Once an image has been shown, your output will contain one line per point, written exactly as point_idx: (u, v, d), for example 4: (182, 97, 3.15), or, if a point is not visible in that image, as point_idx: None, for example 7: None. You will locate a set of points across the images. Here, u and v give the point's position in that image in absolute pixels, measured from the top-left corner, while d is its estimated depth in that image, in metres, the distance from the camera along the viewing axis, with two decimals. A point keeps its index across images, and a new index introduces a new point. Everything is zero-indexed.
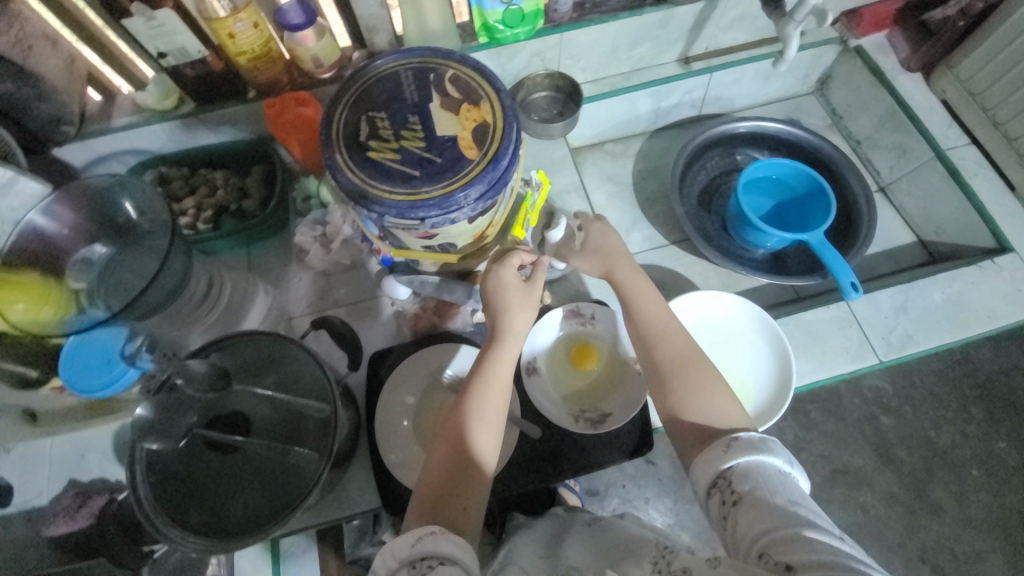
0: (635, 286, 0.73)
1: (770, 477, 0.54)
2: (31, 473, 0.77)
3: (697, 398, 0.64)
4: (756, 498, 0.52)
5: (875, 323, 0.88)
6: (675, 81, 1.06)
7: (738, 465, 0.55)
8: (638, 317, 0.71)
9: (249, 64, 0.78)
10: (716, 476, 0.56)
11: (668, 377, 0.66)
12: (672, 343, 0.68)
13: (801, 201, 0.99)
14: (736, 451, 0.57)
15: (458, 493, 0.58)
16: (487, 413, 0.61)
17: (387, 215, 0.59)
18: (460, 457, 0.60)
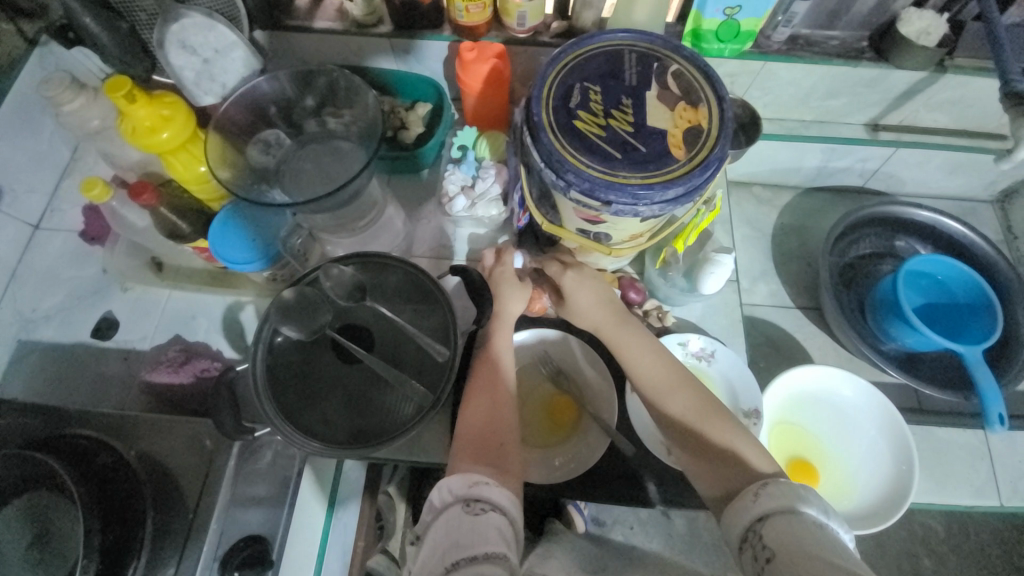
0: (617, 334, 0.70)
1: (809, 526, 0.47)
2: (143, 318, 0.82)
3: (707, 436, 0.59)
4: (789, 541, 0.46)
5: (1008, 465, 0.77)
6: (856, 144, 0.97)
7: (768, 513, 0.49)
8: (626, 364, 0.68)
9: (462, 5, 0.78)
10: (745, 528, 0.50)
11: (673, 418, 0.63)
12: (670, 402, 0.64)
13: (956, 310, 0.89)
14: (767, 499, 0.50)
15: (503, 452, 0.58)
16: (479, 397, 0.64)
17: (577, 187, 0.57)
18: (497, 423, 0.61)
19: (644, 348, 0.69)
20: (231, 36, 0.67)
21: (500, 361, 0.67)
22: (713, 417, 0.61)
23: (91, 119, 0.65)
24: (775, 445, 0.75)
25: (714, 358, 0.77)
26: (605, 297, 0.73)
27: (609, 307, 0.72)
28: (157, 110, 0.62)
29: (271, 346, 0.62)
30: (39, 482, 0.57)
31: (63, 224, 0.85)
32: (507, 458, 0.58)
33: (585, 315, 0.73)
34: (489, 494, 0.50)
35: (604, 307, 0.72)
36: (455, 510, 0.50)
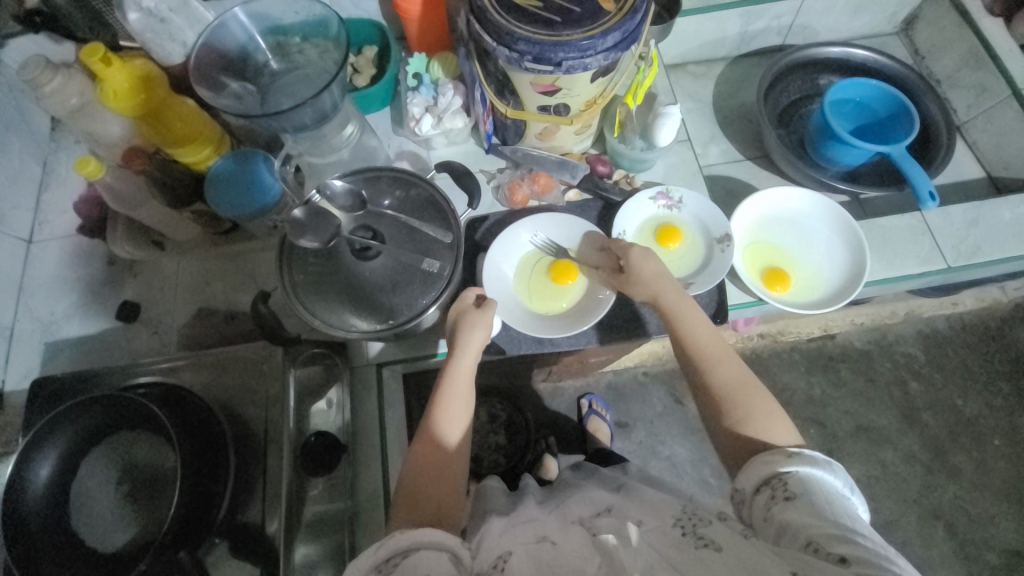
0: (682, 305, 0.69)
1: (828, 491, 0.49)
2: (159, 294, 0.85)
3: (740, 419, 0.59)
4: (812, 500, 0.48)
5: (946, 233, 0.89)
6: (767, 2, 1.07)
7: (793, 475, 0.51)
8: (673, 324, 0.68)
9: None
10: (771, 475, 0.52)
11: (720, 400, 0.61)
12: (714, 368, 0.63)
13: (882, 124, 1.00)
14: (793, 464, 0.52)
15: (442, 494, 0.58)
16: (432, 454, 0.60)
17: (529, 53, 0.65)
18: (446, 461, 0.60)
19: (699, 322, 0.68)
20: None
21: (450, 406, 0.63)
22: (745, 391, 0.61)
23: (71, 97, 0.69)
24: (748, 260, 0.86)
25: (683, 204, 0.87)
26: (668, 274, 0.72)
27: (669, 280, 0.71)
28: (125, 71, 0.67)
29: (291, 254, 0.70)
30: (119, 424, 0.64)
31: (53, 232, 0.90)
32: (442, 494, 0.58)
33: (642, 285, 0.72)
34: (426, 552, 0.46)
35: (666, 279, 0.71)
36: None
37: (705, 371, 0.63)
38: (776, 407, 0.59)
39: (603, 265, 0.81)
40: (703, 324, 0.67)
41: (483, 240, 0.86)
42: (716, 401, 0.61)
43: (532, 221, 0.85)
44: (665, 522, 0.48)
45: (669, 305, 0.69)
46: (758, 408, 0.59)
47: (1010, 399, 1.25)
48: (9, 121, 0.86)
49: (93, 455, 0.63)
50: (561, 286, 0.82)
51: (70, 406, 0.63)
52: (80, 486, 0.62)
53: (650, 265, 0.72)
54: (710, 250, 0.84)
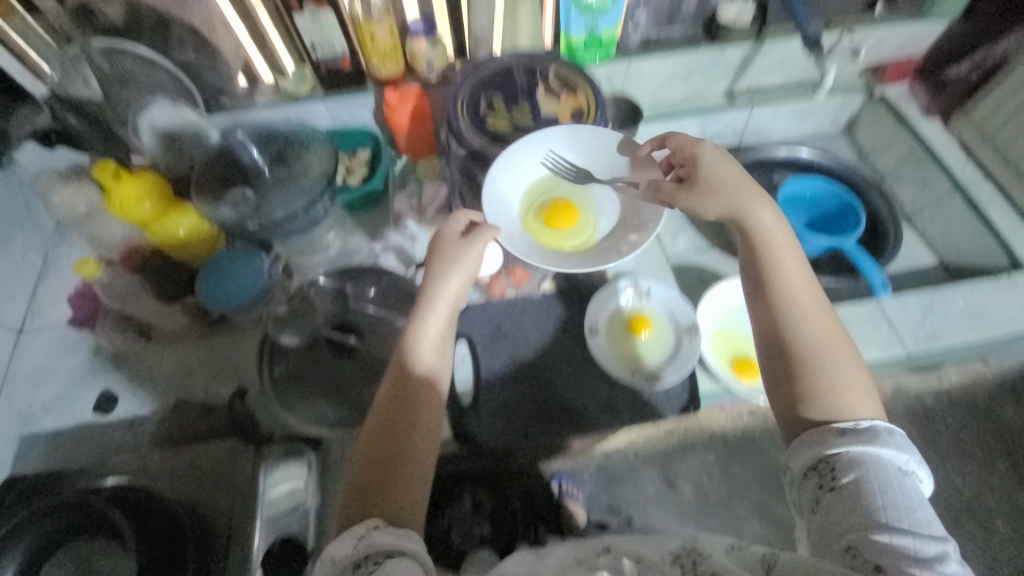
0: (773, 248, 0.68)
1: (885, 471, 0.51)
2: (139, 385, 0.86)
3: (807, 372, 0.61)
4: (860, 489, 0.50)
5: (904, 320, 0.94)
6: (720, 111, 1.19)
7: (845, 454, 0.54)
8: (762, 261, 0.68)
9: (380, 62, 0.96)
10: (817, 459, 0.55)
11: (796, 361, 0.62)
12: (804, 321, 0.64)
13: (834, 217, 1.08)
14: (847, 438, 0.54)
15: (403, 486, 0.55)
16: (409, 411, 0.60)
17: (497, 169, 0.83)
18: (413, 440, 0.58)
19: (797, 268, 0.68)
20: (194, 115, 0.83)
21: (422, 387, 0.61)
22: (831, 348, 0.62)
23: (78, 204, 0.76)
24: (717, 348, 0.89)
25: (651, 294, 0.91)
26: (764, 202, 0.71)
27: (771, 217, 0.70)
28: (163, 188, 0.78)
29: (272, 354, 0.72)
30: (79, 533, 0.63)
31: (44, 322, 0.92)
32: (407, 487, 0.55)
33: (713, 198, 0.72)
34: (390, 553, 0.47)
35: (758, 200, 0.71)
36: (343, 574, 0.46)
37: (796, 337, 0.63)
38: (861, 372, 0.61)
39: (641, 182, 0.83)
40: (803, 272, 0.67)
41: (462, 330, 0.89)
42: (796, 348, 0.62)
43: (535, 166, 0.85)
44: (665, 561, 0.47)
45: (762, 242, 0.69)
46: (844, 366, 0.61)
47: (1007, 481, 1.23)
48: (18, 218, 0.92)
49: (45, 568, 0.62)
50: (575, 214, 0.86)
51: (35, 509, 0.62)
52: None
53: (723, 187, 0.72)
54: (680, 340, 0.87)
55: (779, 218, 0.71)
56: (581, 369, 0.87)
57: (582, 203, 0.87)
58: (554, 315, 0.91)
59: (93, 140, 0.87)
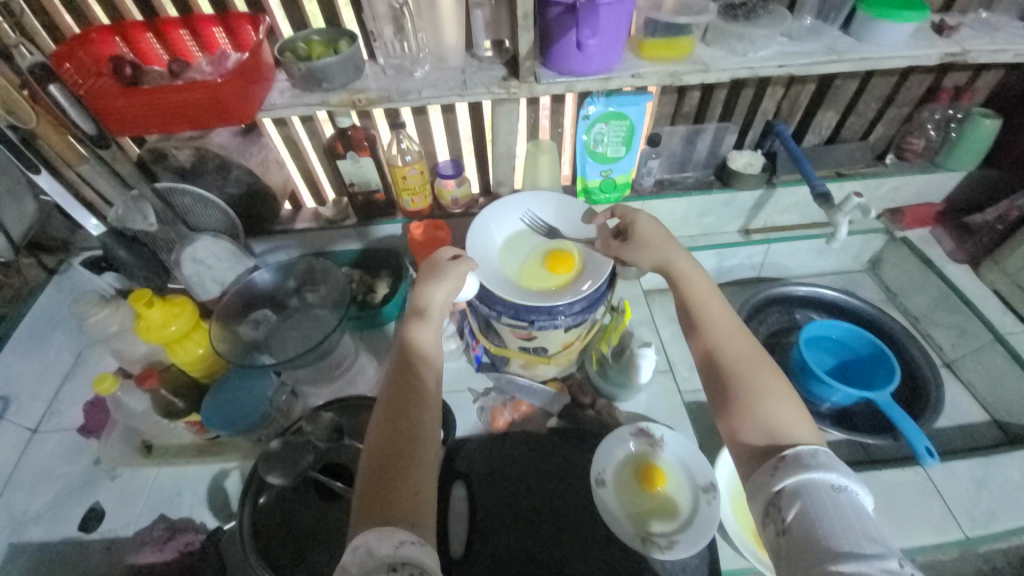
0: (693, 284, 0.75)
1: (821, 496, 0.51)
2: (128, 502, 0.84)
3: (748, 411, 0.62)
4: (807, 524, 0.50)
5: (955, 494, 0.84)
6: (736, 246, 1.21)
7: (787, 487, 0.53)
8: (690, 306, 0.74)
9: (409, 198, 1.04)
10: (767, 502, 0.54)
11: (731, 398, 0.64)
12: (720, 348, 0.69)
13: (864, 362, 1.02)
14: (786, 468, 0.54)
15: (415, 483, 0.55)
16: (395, 409, 0.61)
17: (505, 313, 0.76)
18: (420, 436, 0.59)
19: (709, 291, 0.75)
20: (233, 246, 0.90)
21: (424, 379, 0.65)
22: (759, 376, 0.65)
23: (111, 325, 0.80)
24: (739, 514, 0.81)
25: (664, 443, 0.85)
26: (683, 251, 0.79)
27: (678, 257, 0.78)
28: (197, 315, 0.83)
29: (259, 492, 0.70)
30: None
31: (57, 424, 0.94)
32: (418, 481, 0.55)
33: (642, 243, 0.80)
34: (419, 556, 0.47)
35: (678, 252, 0.78)
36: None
37: (720, 364, 0.68)
38: (793, 398, 0.62)
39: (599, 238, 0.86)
40: (730, 320, 0.71)
41: (461, 468, 0.85)
42: (726, 379, 0.66)
43: (516, 203, 0.91)
44: None
45: (686, 288, 0.75)
46: (770, 394, 0.63)
47: None
48: (63, 322, 0.99)
49: None
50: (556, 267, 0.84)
51: None
52: None
53: (660, 243, 0.79)
54: (696, 499, 0.79)
55: (706, 280, 0.76)
56: (585, 526, 0.79)
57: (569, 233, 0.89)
58: (558, 458, 0.86)
59: (137, 272, 0.87)
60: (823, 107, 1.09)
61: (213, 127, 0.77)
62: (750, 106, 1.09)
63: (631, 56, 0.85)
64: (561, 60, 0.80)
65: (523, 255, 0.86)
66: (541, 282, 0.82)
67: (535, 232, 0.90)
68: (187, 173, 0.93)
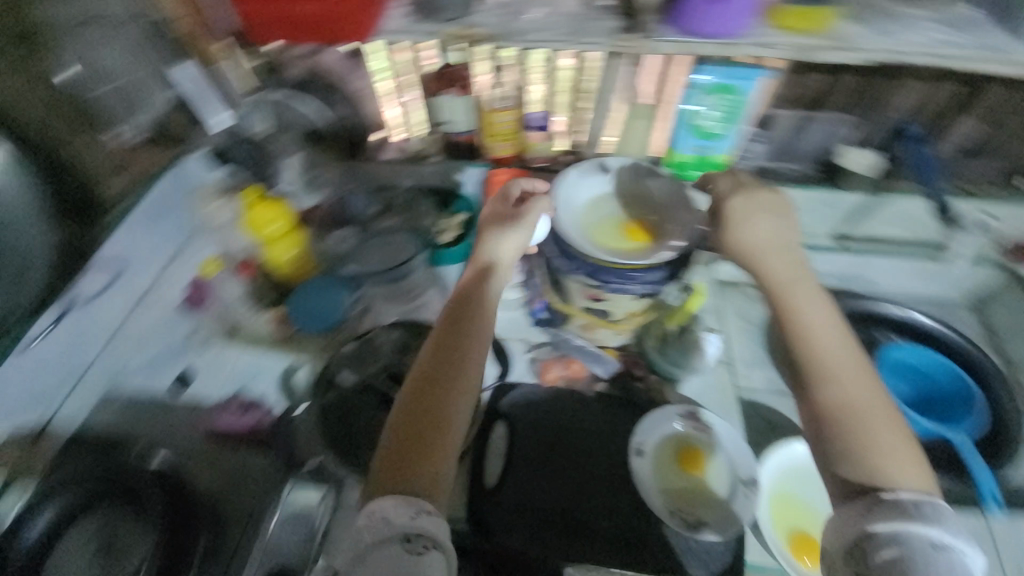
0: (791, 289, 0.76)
1: (919, 548, 0.55)
2: (212, 373, 0.95)
3: (849, 453, 0.65)
4: (899, 568, 0.55)
5: (1012, 546, 0.80)
6: (825, 252, 1.13)
7: (881, 532, 0.58)
8: (798, 323, 0.74)
9: (500, 143, 1.06)
10: (854, 538, 0.59)
11: (834, 430, 0.67)
12: (826, 378, 0.70)
13: (939, 396, 0.96)
14: (881, 515, 0.58)
15: (434, 455, 0.64)
16: (440, 385, 0.69)
17: (578, 270, 0.76)
18: (442, 420, 0.66)
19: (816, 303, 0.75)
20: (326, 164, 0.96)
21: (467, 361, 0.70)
22: (867, 413, 0.67)
23: (220, 216, 0.95)
24: (775, 515, 0.80)
25: (710, 429, 0.84)
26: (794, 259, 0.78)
27: (796, 276, 0.77)
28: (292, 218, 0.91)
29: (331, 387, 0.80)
30: None
31: None
32: (434, 460, 0.64)
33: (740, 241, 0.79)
34: (430, 528, 0.57)
35: (777, 264, 0.77)
36: (393, 546, 0.55)
37: (825, 394, 0.69)
38: (908, 442, 0.65)
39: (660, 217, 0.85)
40: (830, 338, 0.72)
41: (505, 409, 0.88)
42: (826, 412, 0.68)
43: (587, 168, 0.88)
44: None
45: (797, 308, 0.75)
46: (872, 428, 0.66)
47: None
48: None
49: (76, 524, 0.76)
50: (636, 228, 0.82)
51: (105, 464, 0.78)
52: (60, 548, 0.75)
53: (771, 251, 0.78)
54: (732, 490, 0.79)
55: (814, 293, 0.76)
56: (617, 490, 0.81)
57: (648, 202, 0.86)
58: (602, 422, 0.88)
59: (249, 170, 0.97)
60: (964, 113, 0.98)
61: (339, 41, 0.84)
62: (879, 101, 0.99)
63: (760, 24, 0.79)
64: (686, 17, 0.76)
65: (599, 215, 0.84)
66: (614, 246, 0.79)
67: (614, 198, 0.87)
68: (299, 86, 0.98)
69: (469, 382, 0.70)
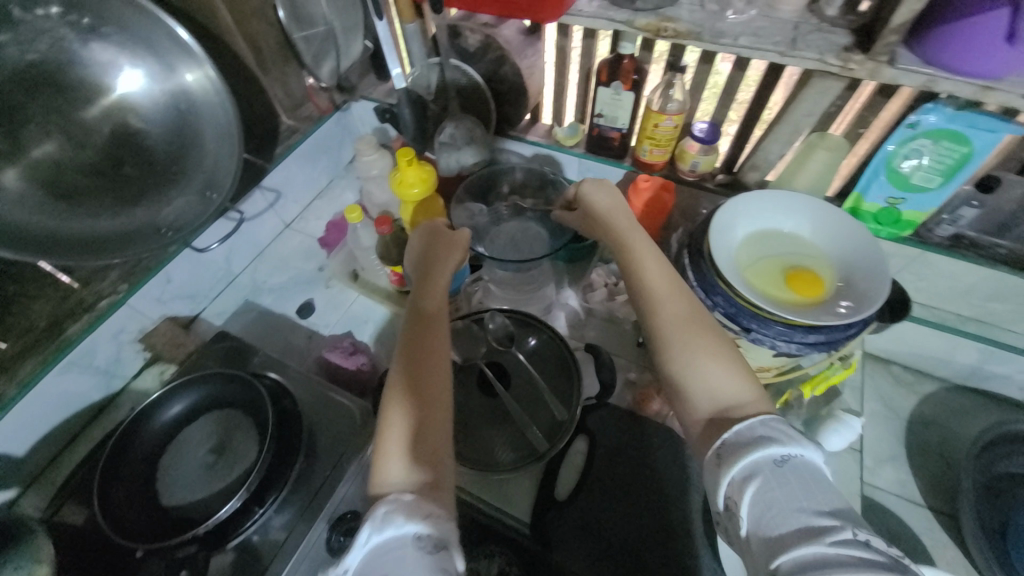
0: (641, 243, 0.71)
1: (769, 479, 0.47)
2: (331, 309, 1.04)
3: (695, 376, 0.57)
4: (764, 525, 0.45)
5: None
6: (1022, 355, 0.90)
7: (737, 476, 0.48)
8: (630, 264, 0.69)
9: (649, 148, 0.96)
10: (726, 497, 0.49)
11: (672, 353, 0.60)
12: (660, 299, 0.64)
13: None
14: (733, 453, 0.50)
15: (432, 439, 0.56)
16: (409, 370, 0.62)
17: (724, 308, 0.69)
18: (432, 398, 0.59)
19: (653, 255, 0.69)
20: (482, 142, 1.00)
21: (426, 336, 0.66)
22: (684, 325, 0.60)
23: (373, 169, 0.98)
24: None
25: None
26: (613, 195, 0.78)
27: (619, 213, 0.75)
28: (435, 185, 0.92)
29: None
30: (237, 402, 0.79)
31: (303, 227, 1.16)
32: (432, 444, 0.56)
33: (608, 212, 0.76)
34: (432, 526, 0.48)
35: (632, 225, 0.73)
36: (407, 550, 0.46)
37: (665, 316, 0.62)
38: (727, 354, 0.58)
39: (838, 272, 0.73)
40: (670, 272, 0.66)
41: (592, 427, 0.83)
42: (668, 339, 0.61)
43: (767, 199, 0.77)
44: None
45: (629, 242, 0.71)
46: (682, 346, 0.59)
47: None
48: (330, 147, 1.18)
49: (207, 415, 0.79)
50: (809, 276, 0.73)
51: (210, 372, 0.81)
52: (186, 434, 0.77)
53: (616, 202, 0.76)
54: None
55: (646, 237, 0.72)
56: (696, 552, 0.73)
57: (824, 250, 0.76)
58: (695, 472, 0.81)
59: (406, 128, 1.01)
60: None
61: (514, 17, 0.78)
62: None
63: None
64: (940, 46, 0.62)
65: (767, 255, 0.75)
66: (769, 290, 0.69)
67: (785, 236, 0.78)
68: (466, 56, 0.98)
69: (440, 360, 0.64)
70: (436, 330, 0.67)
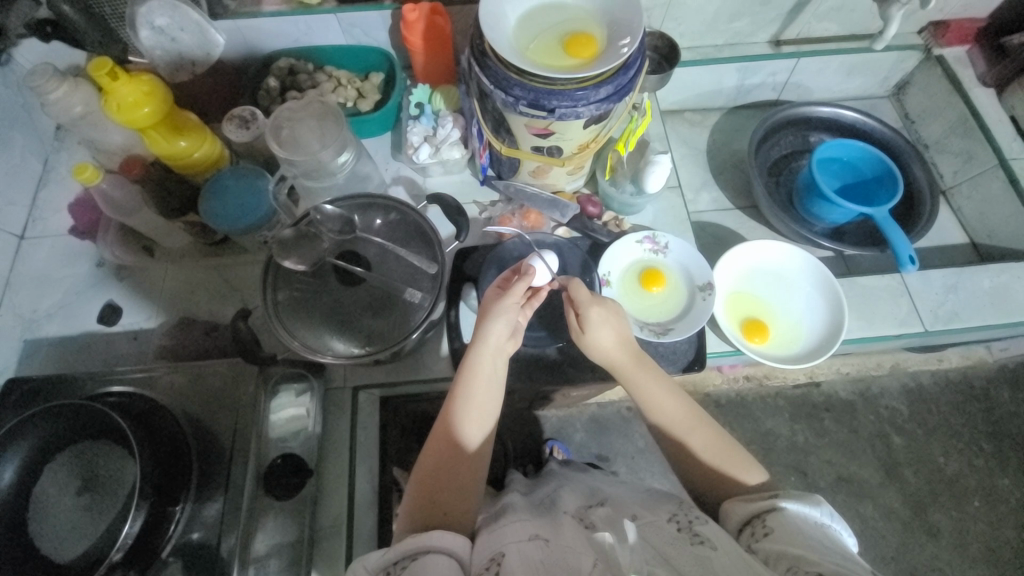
0: (638, 371, 0.68)
1: (811, 513, 0.52)
2: (142, 301, 0.86)
3: (724, 488, 0.62)
4: (789, 524, 0.51)
5: (925, 296, 0.93)
6: (764, 59, 1.07)
7: (784, 508, 0.53)
8: (651, 409, 0.67)
9: None
10: (753, 514, 0.55)
11: (694, 470, 0.64)
12: (688, 439, 0.65)
13: (867, 183, 1.03)
14: (788, 494, 0.55)
15: (456, 504, 0.60)
16: (471, 418, 0.64)
17: (523, 99, 0.68)
18: (460, 467, 0.62)
19: (663, 385, 0.68)
20: (215, 37, 0.87)
21: (462, 439, 0.63)
22: (689, 437, 0.65)
23: (74, 106, 0.75)
24: (730, 309, 0.90)
25: (669, 248, 0.89)
26: (612, 318, 0.68)
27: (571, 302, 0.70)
28: (171, 101, 0.74)
29: (274, 279, 0.72)
30: (80, 434, 0.63)
31: (45, 231, 0.90)
32: (447, 507, 0.59)
33: (600, 351, 0.69)
34: (438, 549, 0.50)
35: (607, 323, 0.68)
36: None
37: (694, 453, 0.64)
38: (751, 464, 0.63)
39: None
40: (692, 409, 0.66)
41: (470, 271, 0.87)
42: (692, 468, 0.65)
43: None
44: (662, 519, 0.53)
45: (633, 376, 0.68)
46: (727, 471, 0.62)
47: (992, 460, 1.26)
48: (16, 119, 0.87)
49: (55, 462, 0.63)
50: None
51: (33, 413, 0.63)
52: (41, 493, 0.62)
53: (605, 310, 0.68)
54: (692, 297, 0.86)
55: (669, 380, 0.68)
56: None
57: None
58: None
59: (90, 35, 0.79)
60: None
61: None
62: None
63: None
64: None
65: None
66: (564, 63, 0.70)
67: None
68: None
69: (473, 464, 0.63)
70: (480, 422, 0.64)
